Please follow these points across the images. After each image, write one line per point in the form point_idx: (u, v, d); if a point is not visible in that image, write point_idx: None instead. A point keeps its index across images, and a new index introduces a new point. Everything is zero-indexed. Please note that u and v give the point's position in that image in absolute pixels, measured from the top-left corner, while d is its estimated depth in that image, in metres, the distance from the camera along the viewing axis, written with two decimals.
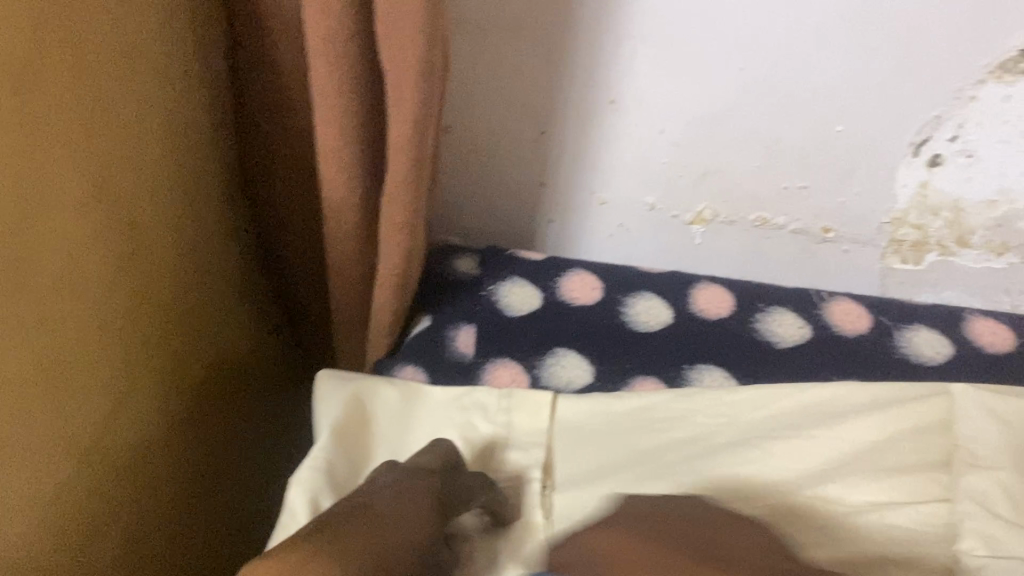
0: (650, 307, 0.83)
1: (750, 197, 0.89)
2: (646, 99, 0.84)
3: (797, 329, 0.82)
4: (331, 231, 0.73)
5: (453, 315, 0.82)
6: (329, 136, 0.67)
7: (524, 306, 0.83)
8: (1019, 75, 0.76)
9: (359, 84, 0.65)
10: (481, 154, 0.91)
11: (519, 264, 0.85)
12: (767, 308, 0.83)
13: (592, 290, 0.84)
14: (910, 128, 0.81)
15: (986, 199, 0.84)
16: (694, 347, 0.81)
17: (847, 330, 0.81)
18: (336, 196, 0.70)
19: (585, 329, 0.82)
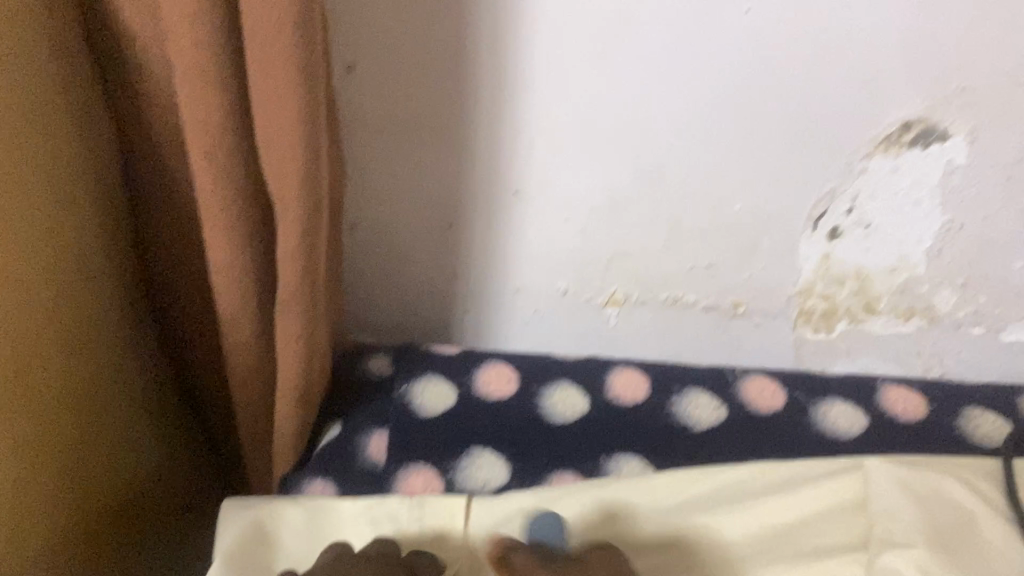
0: (565, 398, 0.81)
1: (659, 277, 0.89)
2: (548, 186, 0.85)
3: (712, 410, 0.81)
4: (227, 338, 0.71)
5: (365, 420, 0.80)
6: (217, 246, 0.65)
7: (438, 405, 0.81)
8: (903, 147, 0.78)
9: (244, 193, 0.64)
10: (389, 248, 0.90)
11: (432, 360, 0.84)
12: (682, 391, 0.82)
13: (508, 382, 0.82)
14: (807, 203, 0.83)
15: (887, 266, 0.85)
16: (609, 437, 0.81)
17: (762, 409, 0.81)
18: (229, 304, 0.69)
19: (499, 427, 0.80)
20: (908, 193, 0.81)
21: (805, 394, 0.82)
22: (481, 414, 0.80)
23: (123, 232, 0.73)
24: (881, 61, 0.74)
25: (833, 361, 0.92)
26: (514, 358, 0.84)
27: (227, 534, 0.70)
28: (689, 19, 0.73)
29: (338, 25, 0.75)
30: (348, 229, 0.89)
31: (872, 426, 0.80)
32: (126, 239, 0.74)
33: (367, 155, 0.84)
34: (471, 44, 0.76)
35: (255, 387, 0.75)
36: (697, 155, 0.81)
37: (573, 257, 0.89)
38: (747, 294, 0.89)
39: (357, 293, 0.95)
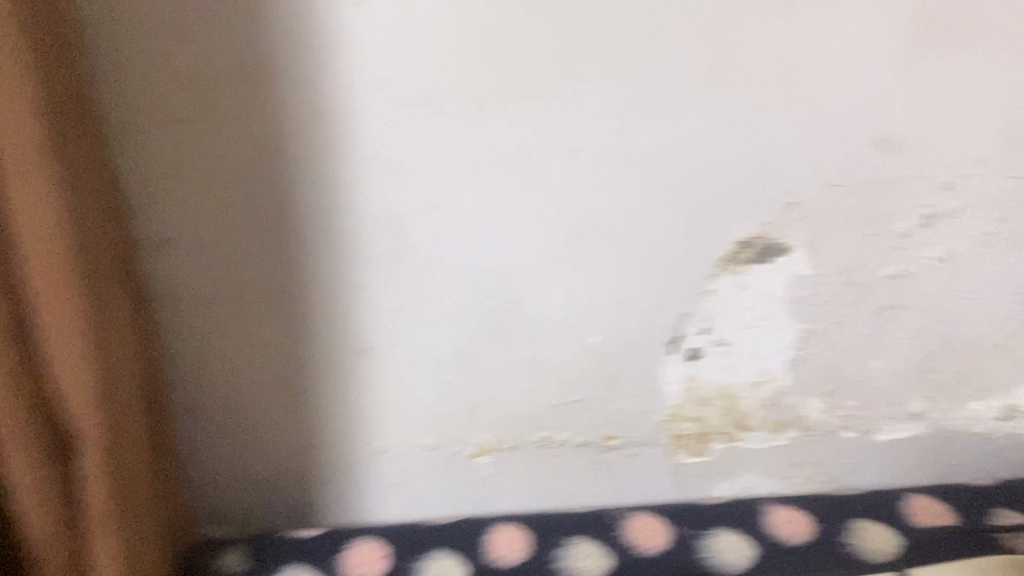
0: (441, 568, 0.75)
1: (526, 420, 0.85)
2: (397, 342, 0.80)
3: (598, 558, 0.76)
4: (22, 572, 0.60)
5: None
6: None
7: None
8: (745, 265, 0.78)
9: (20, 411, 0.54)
10: (235, 426, 0.83)
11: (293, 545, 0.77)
12: (565, 540, 0.77)
13: (377, 559, 0.76)
14: (661, 329, 0.82)
15: (749, 381, 0.84)
16: None
17: (649, 549, 0.77)
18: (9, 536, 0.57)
19: None
20: (757, 307, 0.80)
21: (691, 529, 0.78)
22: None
23: None
24: (711, 183, 0.74)
25: (714, 485, 0.89)
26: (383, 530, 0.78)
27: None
28: (517, 160, 0.71)
29: (144, 201, 0.70)
30: (182, 411, 0.82)
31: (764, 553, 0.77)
32: None
33: (195, 332, 0.78)
34: (295, 206, 0.72)
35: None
36: (545, 291, 0.79)
37: (432, 410, 0.84)
38: (618, 427, 0.86)
39: (201, 480, 0.86)
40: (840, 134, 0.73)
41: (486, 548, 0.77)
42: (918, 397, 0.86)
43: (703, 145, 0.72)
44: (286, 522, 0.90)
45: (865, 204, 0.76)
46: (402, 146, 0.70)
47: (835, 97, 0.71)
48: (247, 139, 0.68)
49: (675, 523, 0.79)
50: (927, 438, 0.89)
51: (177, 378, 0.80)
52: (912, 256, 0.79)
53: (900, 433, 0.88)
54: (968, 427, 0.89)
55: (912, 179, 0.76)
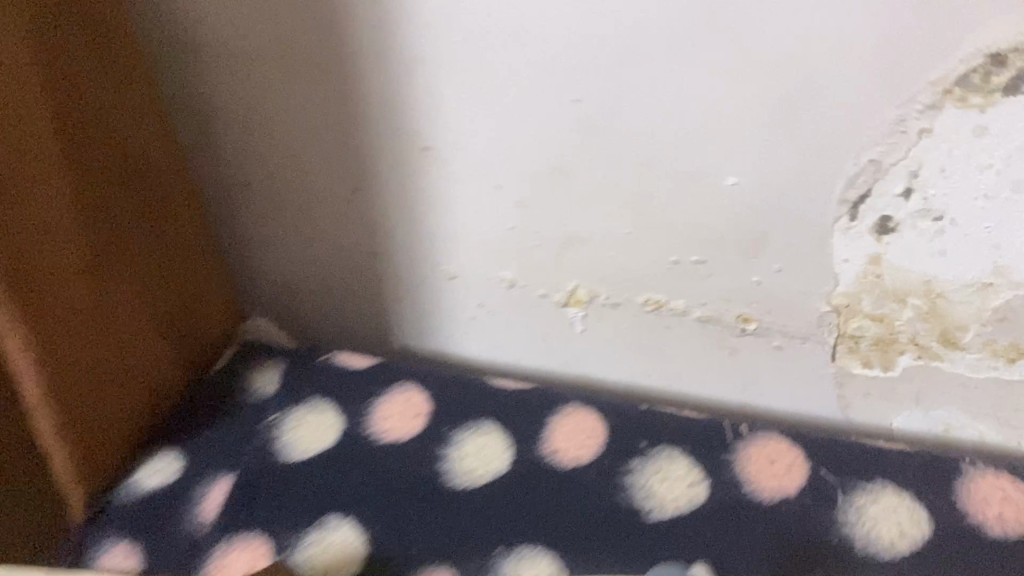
0: (481, 448, 0.56)
1: (631, 274, 0.63)
2: (465, 142, 0.61)
3: (689, 487, 0.53)
4: None
5: (213, 456, 0.59)
6: None
7: (313, 444, 0.58)
8: (992, 97, 0.47)
9: None
10: (291, 211, 0.70)
11: (327, 374, 0.63)
12: (651, 450, 0.54)
13: (415, 418, 0.59)
14: (837, 180, 0.53)
15: (974, 280, 0.54)
16: (530, 509, 0.53)
17: (765, 490, 0.52)
18: None
19: (377, 481, 0.55)
20: (1002, 169, 0.49)
21: (840, 477, 0.52)
22: (359, 461, 0.57)
23: None
24: None
25: (894, 412, 0.62)
26: (438, 381, 0.61)
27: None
28: None
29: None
30: (240, 183, 0.70)
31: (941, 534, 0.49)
32: None
33: (234, 83, 0.63)
34: None
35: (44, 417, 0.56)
36: (655, 101, 0.54)
37: (509, 238, 0.65)
38: (754, 305, 0.61)
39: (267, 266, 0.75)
40: None
41: (545, 434, 0.56)
42: None
43: None
44: (358, 332, 0.77)
45: None
46: None
47: None
48: None
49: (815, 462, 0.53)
50: None
51: (227, 145, 0.67)
52: None
53: None
54: None
55: None
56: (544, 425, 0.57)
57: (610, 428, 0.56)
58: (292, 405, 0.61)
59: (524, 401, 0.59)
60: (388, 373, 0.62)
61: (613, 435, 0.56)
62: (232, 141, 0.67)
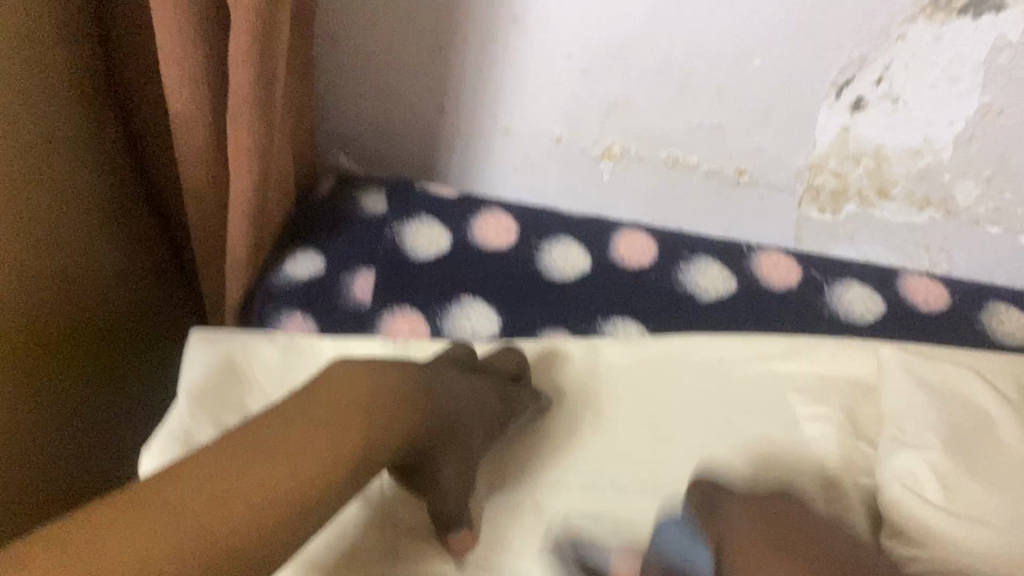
0: (567, 256, 0.75)
1: (661, 134, 0.83)
2: (548, 22, 0.76)
3: (722, 282, 0.75)
4: (192, 192, 0.69)
5: (349, 258, 0.73)
6: (184, 109, 0.62)
7: (432, 247, 0.74)
8: (951, 16, 0.69)
9: (205, 44, 0.59)
10: (374, 67, 0.82)
11: (426, 200, 0.77)
12: (692, 257, 0.76)
13: (506, 232, 0.76)
14: (832, 69, 0.75)
15: (910, 147, 0.78)
16: (611, 296, 0.73)
17: (773, 283, 0.75)
18: (197, 177, 0.67)
19: (493, 277, 0.73)
20: (945, 68, 0.73)
21: (823, 276, 0.76)
22: (476, 265, 0.74)
23: (106, 120, 0.71)
24: None
25: (834, 244, 0.88)
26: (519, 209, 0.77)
27: (188, 368, 0.62)
28: None
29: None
30: (327, 41, 0.81)
31: (887, 312, 0.74)
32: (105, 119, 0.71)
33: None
34: None
35: (209, 190, 0.68)
36: (713, 1, 0.72)
37: (567, 101, 0.82)
38: (750, 161, 0.83)
39: (334, 115, 0.88)
40: None
41: (613, 246, 0.76)
42: None
43: None
44: (408, 174, 0.92)
45: None
46: None
47: None
48: None
49: (804, 266, 0.76)
50: None
51: (324, 3, 0.78)
52: None
53: None
54: None
55: None
56: (610, 239, 0.76)
57: (657, 243, 0.77)
58: (407, 220, 0.75)
59: (591, 223, 0.77)
60: (477, 201, 0.77)
61: (662, 248, 0.76)
62: (331, 4, 0.78)
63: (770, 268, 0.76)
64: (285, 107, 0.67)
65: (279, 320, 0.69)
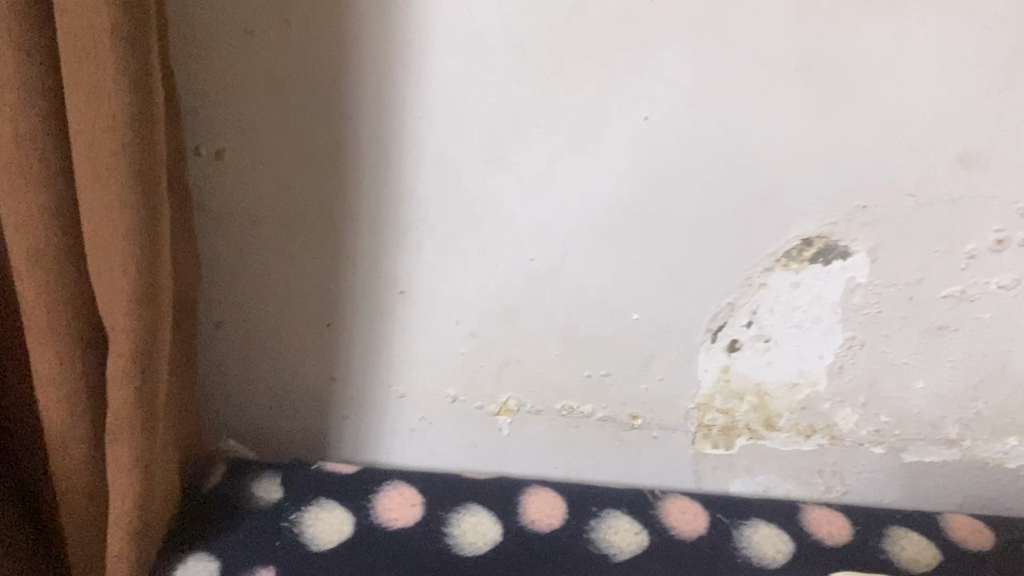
0: (475, 524, 0.73)
1: (553, 386, 0.85)
2: (434, 289, 0.79)
3: (633, 536, 0.75)
4: (70, 507, 0.64)
5: (246, 556, 0.70)
6: (59, 424, 0.59)
7: (333, 536, 0.71)
8: (803, 263, 0.76)
9: (82, 357, 0.58)
10: (262, 347, 0.82)
11: (325, 481, 0.74)
12: (601, 512, 0.75)
13: (413, 506, 0.73)
14: (706, 316, 0.79)
15: (787, 380, 0.82)
16: (526, 569, 0.72)
17: (685, 533, 0.75)
18: (73, 491, 0.63)
19: (400, 559, 0.71)
20: (808, 308, 0.78)
21: (729, 517, 0.77)
22: (378, 549, 0.71)
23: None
24: (773, 180, 0.72)
25: (732, 479, 0.89)
26: (420, 480, 0.76)
27: None
28: (588, 116, 0.69)
29: (196, 114, 0.69)
30: (212, 326, 0.81)
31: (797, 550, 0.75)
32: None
33: (227, 238, 0.76)
34: (350, 142, 0.71)
35: (85, 505, 0.64)
36: (588, 261, 0.77)
37: (459, 363, 0.83)
38: (641, 405, 0.85)
39: (222, 398, 0.85)
40: (924, 141, 0.70)
41: (523, 511, 0.74)
42: (957, 423, 0.84)
43: (774, 135, 0.70)
44: (301, 451, 0.89)
45: (932, 221, 0.74)
46: (469, 103, 0.69)
47: (920, 101, 0.68)
48: (325, 79, 0.68)
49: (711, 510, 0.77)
50: (956, 464, 0.87)
51: (208, 289, 0.78)
52: (978, 278, 0.76)
53: (929, 457, 0.87)
54: (999, 460, 0.87)
55: (987, 203, 0.73)
56: (518, 503, 0.75)
57: (567, 500, 0.76)
58: (305, 508, 0.72)
59: (498, 487, 0.76)
60: (377, 476, 0.75)
61: (572, 505, 0.75)
62: (217, 288, 0.78)
63: (681, 512, 0.76)
64: (169, 405, 0.65)
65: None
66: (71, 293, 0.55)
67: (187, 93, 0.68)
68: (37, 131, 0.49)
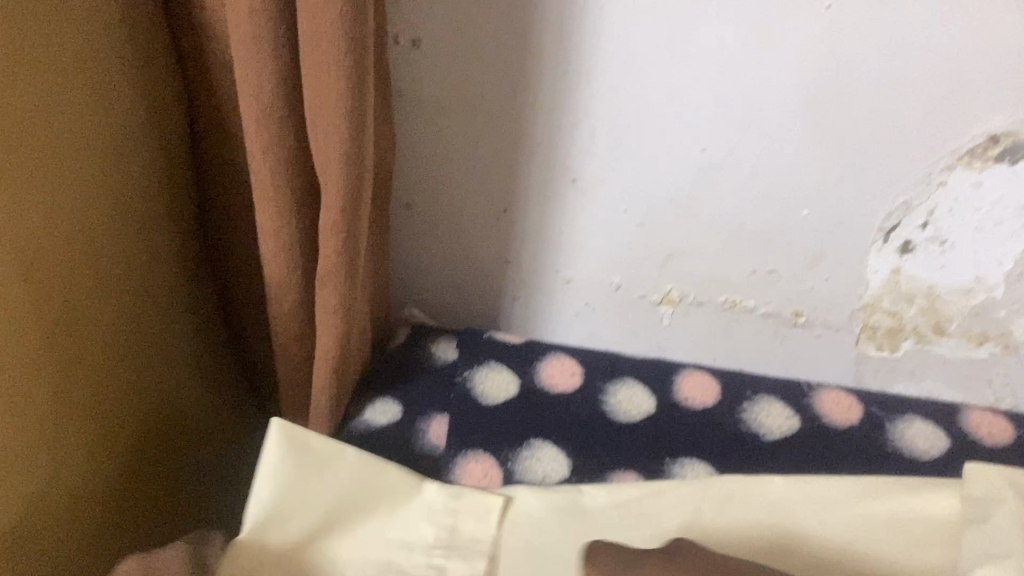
0: (632, 396, 0.82)
1: (717, 280, 0.87)
2: (606, 178, 0.83)
3: (785, 419, 0.81)
4: (284, 346, 0.74)
5: (422, 405, 0.80)
6: (278, 272, 0.69)
7: (500, 394, 0.80)
8: (988, 161, 0.74)
9: (298, 213, 0.66)
10: (446, 226, 0.89)
11: (496, 347, 0.84)
12: (754, 398, 0.82)
13: (573, 374, 0.82)
14: (879, 215, 0.79)
15: (961, 286, 0.81)
16: (674, 441, 0.80)
17: (837, 422, 0.82)
18: (286, 331, 0.73)
19: (559, 421, 0.80)
20: (988, 210, 0.76)
21: (883, 412, 0.82)
22: (541, 405, 0.80)
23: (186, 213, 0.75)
24: (962, 75, 0.70)
25: (894, 380, 0.90)
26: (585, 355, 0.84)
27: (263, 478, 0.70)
28: (765, 6, 0.69)
29: (397, 5, 0.75)
30: (401, 205, 0.89)
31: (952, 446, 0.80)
32: (184, 210, 0.75)
33: (418, 121, 0.82)
34: (534, 31, 0.74)
35: (295, 344, 0.74)
36: (760, 154, 0.78)
37: (626, 252, 0.87)
38: (806, 304, 0.86)
39: (406, 271, 0.95)
40: None
41: (680, 389, 0.83)
42: None
43: (969, 26, 0.67)
44: (478, 323, 0.98)
45: None
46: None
47: None
48: None
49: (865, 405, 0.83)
50: None
51: (399, 171, 0.86)
52: None
53: None
54: None
55: None
56: (675, 381, 0.83)
57: (720, 384, 0.83)
58: (476, 366, 0.82)
59: (660, 366, 0.85)
60: (545, 347, 0.84)
61: (724, 389, 0.83)
62: (406, 170, 0.86)
63: (837, 404, 0.82)
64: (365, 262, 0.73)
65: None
66: (292, 153, 0.64)
67: None
68: (268, 6, 0.56)
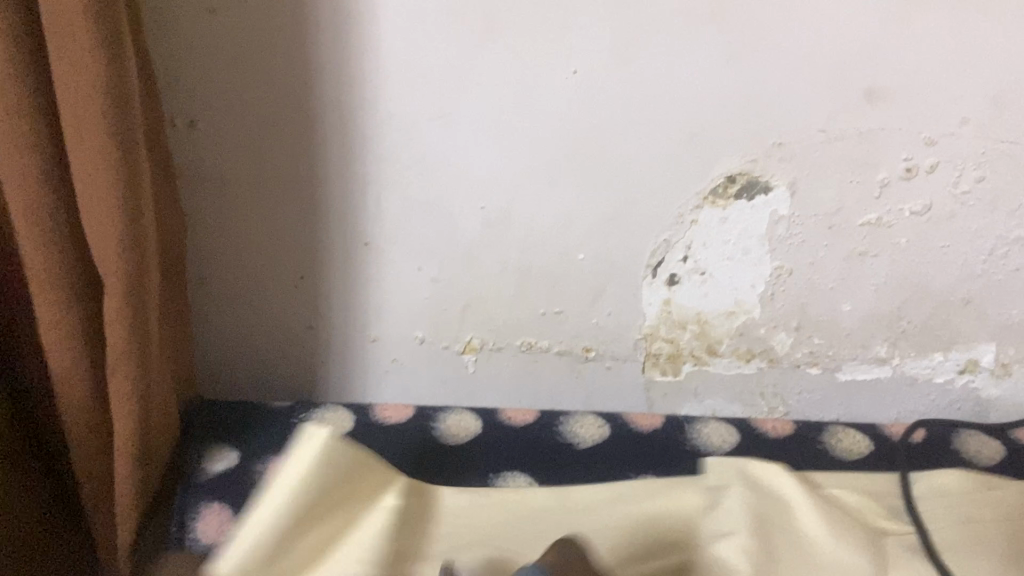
0: (459, 421, 0.88)
1: (512, 325, 0.93)
2: (396, 240, 0.87)
3: (597, 428, 0.89)
4: (76, 434, 0.73)
5: (262, 448, 0.84)
6: (63, 363, 0.68)
7: (335, 430, 0.86)
8: (728, 200, 0.83)
9: (78, 303, 0.66)
10: (246, 298, 0.91)
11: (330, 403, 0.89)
12: (569, 416, 0.90)
13: (405, 411, 0.89)
14: (645, 254, 0.87)
15: (725, 310, 0.91)
16: (500, 453, 0.86)
17: (643, 427, 0.90)
18: (78, 421, 0.72)
19: (388, 449, 0.85)
20: (735, 242, 0.86)
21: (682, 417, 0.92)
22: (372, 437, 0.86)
23: None
24: (696, 125, 0.79)
25: (681, 402, 0.99)
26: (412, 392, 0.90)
27: None
28: (520, 69, 0.76)
29: (172, 88, 0.76)
30: (197, 280, 0.89)
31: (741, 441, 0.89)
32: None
33: (206, 198, 0.84)
34: (312, 105, 0.78)
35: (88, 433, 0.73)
36: (534, 206, 0.84)
37: (423, 307, 0.91)
38: (595, 340, 0.93)
39: (208, 345, 0.95)
40: (833, 82, 0.76)
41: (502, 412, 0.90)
42: (884, 341, 0.93)
43: (695, 81, 0.76)
44: (291, 393, 0.99)
45: (848, 153, 0.80)
46: (414, 65, 0.75)
47: (826, 48, 0.74)
48: (283, 50, 0.75)
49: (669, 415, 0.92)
50: (889, 380, 0.97)
51: (191, 247, 0.87)
52: (891, 205, 0.83)
53: (862, 374, 0.96)
54: (929, 374, 0.96)
55: (898, 135, 0.79)
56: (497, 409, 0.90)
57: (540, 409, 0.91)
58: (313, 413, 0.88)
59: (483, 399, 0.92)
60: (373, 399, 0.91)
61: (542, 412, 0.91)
62: (199, 247, 0.87)
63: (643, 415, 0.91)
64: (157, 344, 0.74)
65: (198, 512, 0.79)
66: (67, 244, 0.64)
67: (164, 68, 0.75)
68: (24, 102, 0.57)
